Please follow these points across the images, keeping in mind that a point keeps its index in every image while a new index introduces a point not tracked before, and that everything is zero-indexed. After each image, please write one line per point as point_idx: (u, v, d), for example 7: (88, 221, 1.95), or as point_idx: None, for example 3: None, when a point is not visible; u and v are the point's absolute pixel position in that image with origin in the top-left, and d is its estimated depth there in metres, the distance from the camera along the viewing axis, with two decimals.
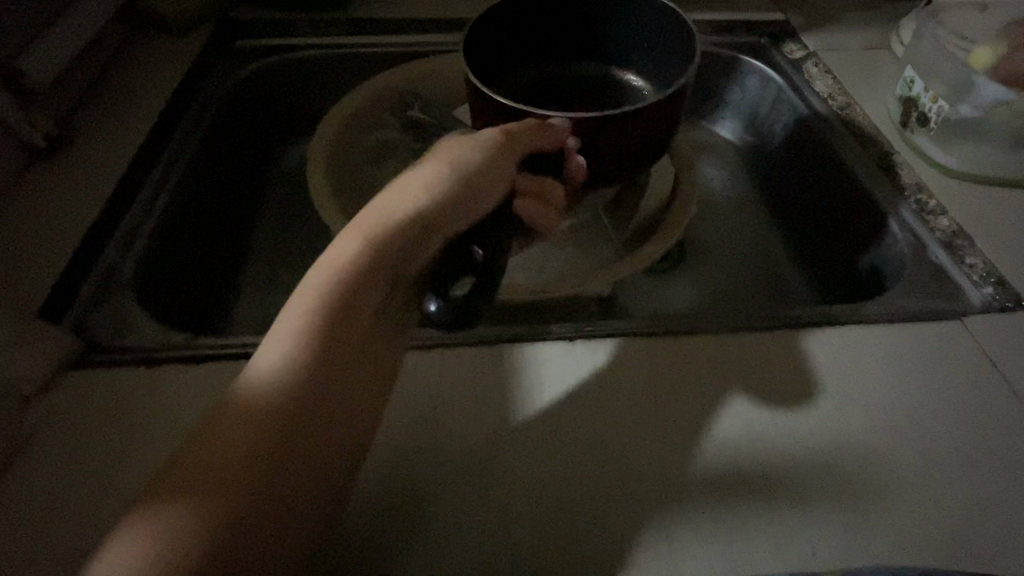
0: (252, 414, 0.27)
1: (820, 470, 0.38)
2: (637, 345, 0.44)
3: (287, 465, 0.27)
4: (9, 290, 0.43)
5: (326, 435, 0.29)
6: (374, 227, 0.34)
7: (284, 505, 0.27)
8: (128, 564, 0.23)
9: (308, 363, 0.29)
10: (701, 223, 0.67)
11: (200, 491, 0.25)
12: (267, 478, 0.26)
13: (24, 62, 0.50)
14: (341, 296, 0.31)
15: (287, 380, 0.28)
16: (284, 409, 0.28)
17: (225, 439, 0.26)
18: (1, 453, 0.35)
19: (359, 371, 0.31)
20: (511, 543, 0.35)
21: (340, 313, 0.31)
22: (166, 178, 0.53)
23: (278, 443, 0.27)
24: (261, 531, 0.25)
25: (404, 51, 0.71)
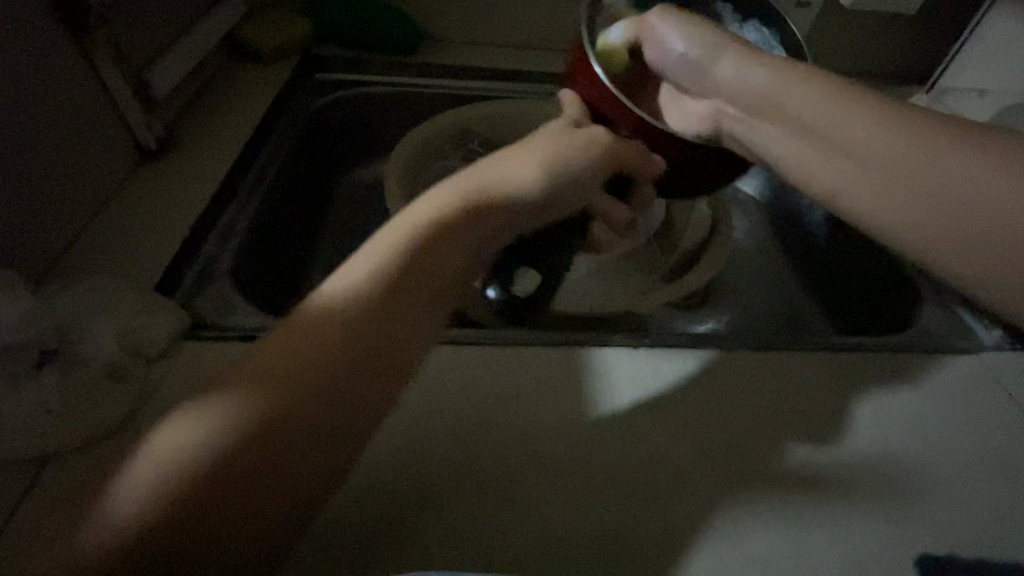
0: (307, 335, 0.31)
1: (846, 475, 0.41)
2: (692, 356, 0.47)
3: (317, 393, 0.30)
4: (128, 270, 0.46)
5: (358, 379, 0.31)
6: (455, 192, 0.38)
7: (307, 429, 0.29)
8: (194, 432, 0.28)
9: (361, 300, 0.33)
10: (734, 262, 0.71)
11: (259, 388, 0.30)
12: (297, 401, 0.30)
13: (150, 73, 0.55)
14: (408, 248, 0.35)
15: (349, 311, 0.32)
16: (328, 339, 0.31)
17: (284, 349, 0.31)
18: (126, 409, 0.38)
19: (405, 322, 0.33)
20: (588, 519, 0.38)
21: (399, 266, 0.34)
22: (258, 184, 0.57)
23: (318, 373, 0.30)
24: (280, 446, 0.29)
25: (467, 95, 0.76)
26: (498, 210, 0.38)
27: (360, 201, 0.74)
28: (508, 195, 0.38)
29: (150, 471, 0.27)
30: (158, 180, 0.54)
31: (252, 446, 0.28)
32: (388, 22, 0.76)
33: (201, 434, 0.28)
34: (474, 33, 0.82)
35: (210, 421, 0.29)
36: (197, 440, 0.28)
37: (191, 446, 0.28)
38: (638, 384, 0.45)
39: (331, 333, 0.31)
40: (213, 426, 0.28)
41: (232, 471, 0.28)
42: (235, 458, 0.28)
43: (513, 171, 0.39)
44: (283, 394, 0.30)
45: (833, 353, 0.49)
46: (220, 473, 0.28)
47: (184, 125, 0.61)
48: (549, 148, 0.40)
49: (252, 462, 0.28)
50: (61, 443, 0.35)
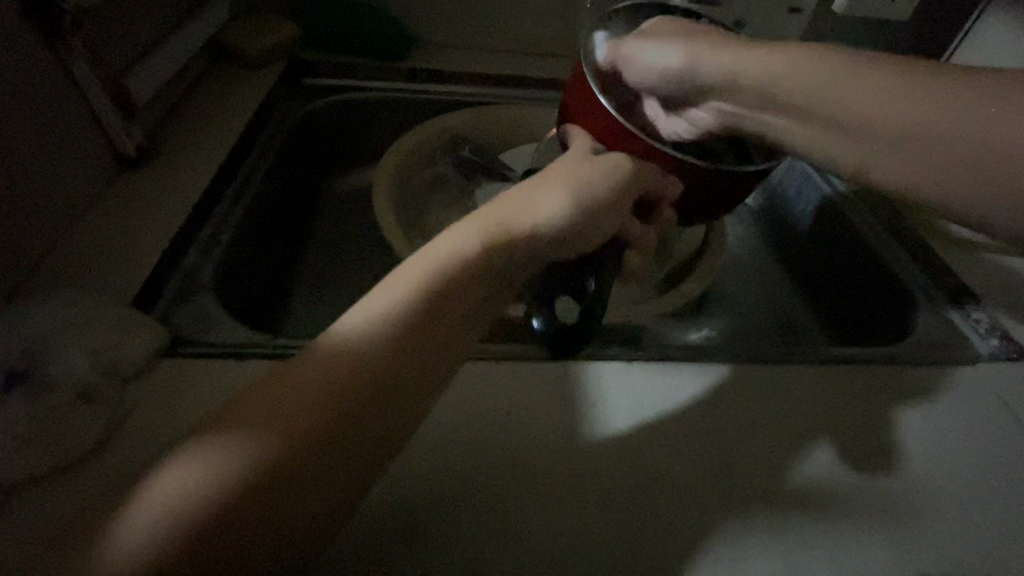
0: (324, 375, 0.29)
1: (843, 491, 0.40)
2: (687, 369, 0.46)
3: (333, 443, 0.28)
4: (105, 283, 0.45)
5: (374, 429, 0.29)
6: (483, 231, 0.36)
7: (317, 484, 0.27)
8: (194, 482, 0.26)
9: (378, 338, 0.30)
10: (728, 270, 0.71)
11: (264, 435, 0.27)
12: (315, 452, 0.27)
13: (130, 78, 0.53)
14: (439, 283, 0.33)
15: (366, 352, 0.30)
16: (350, 379, 0.29)
17: (299, 388, 0.29)
18: (100, 431, 0.36)
19: (428, 364, 0.31)
20: (582, 540, 0.37)
21: (425, 302, 0.32)
22: (243, 192, 0.56)
23: (337, 420, 0.28)
24: (291, 501, 0.26)
25: (457, 100, 0.75)
26: (524, 238, 0.37)
27: (348, 209, 0.73)
28: (536, 231, 0.37)
29: (116, 538, 0.25)
30: (138, 189, 0.53)
31: (260, 501, 0.26)
32: (377, 27, 0.74)
33: (204, 486, 0.25)
34: (465, 38, 0.81)
35: (210, 471, 0.26)
36: (197, 491, 0.25)
37: (191, 499, 0.25)
38: (631, 400, 0.44)
39: (351, 374, 0.29)
40: (219, 475, 0.26)
41: (239, 525, 0.25)
42: (243, 512, 0.25)
43: (537, 205, 0.38)
44: (301, 444, 0.27)
45: (830, 365, 0.48)
46: (224, 529, 0.25)
47: (165, 131, 0.60)
48: (576, 184, 0.39)
49: (261, 517, 0.26)
50: (26, 469, 0.34)
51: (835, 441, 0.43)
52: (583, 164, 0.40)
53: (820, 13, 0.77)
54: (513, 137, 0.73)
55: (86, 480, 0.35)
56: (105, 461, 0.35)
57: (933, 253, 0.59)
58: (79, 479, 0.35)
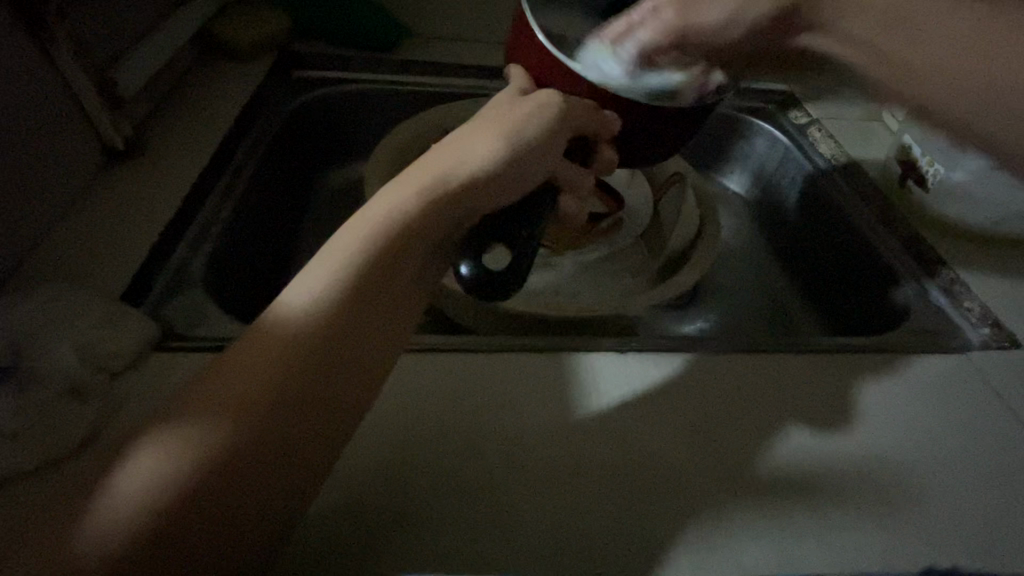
0: (268, 347, 0.30)
1: (834, 477, 0.41)
2: (681, 360, 0.46)
3: (286, 405, 0.29)
4: (93, 278, 0.44)
5: (324, 386, 0.30)
6: (419, 184, 0.36)
7: (276, 444, 0.28)
8: (159, 453, 0.27)
9: (323, 299, 0.32)
10: (722, 261, 0.71)
11: (219, 400, 0.28)
12: (270, 415, 0.28)
13: (116, 69, 0.53)
14: (378, 252, 0.33)
15: (312, 310, 0.31)
16: (296, 346, 0.30)
17: (244, 362, 0.30)
18: (90, 425, 0.36)
19: (374, 327, 0.33)
20: (577, 529, 0.36)
21: (368, 272, 0.33)
22: (233, 186, 0.55)
23: (286, 384, 0.29)
24: (251, 462, 0.28)
25: (451, 92, 0.75)
26: (462, 194, 0.36)
27: (341, 203, 0.72)
28: (476, 172, 0.36)
29: (91, 516, 0.25)
30: (126, 183, 0.52)
31: (223, 467, 0.27)
32: (369, 18, 0.74)
33: (162, 463, 0.26)
34: (457, 30, 0.80)
35: (174, 441, 0.27)
36: (164, 461, 0.27)
37: (153, 477, 0.26)
38: (625, 388, 0.44)
39: (297, 342, 0.30)
40: (178, 450, 0.27)
41: (205, 493, 0.26)
42: (206, 479, 0.26)
43: (473, 149, 0.37)
44: (250, 401, 0.28)
45: (822, 354, 0.48)
46: (192, 497, 0.26)
47: (154, 124, 0.59)
48: (512, 126, 0.38)
49: (225, 481, 0.27)
50: (16, 465, 0.33)
51: (825, 428, 0.43)
52: (516, 106, 0.39)
53: None
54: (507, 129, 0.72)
55: (77, 476, 0.34)
56: (96, 456, 0.35)
57: (926, 244, 0.59)
58: (70, 474, 0.34)
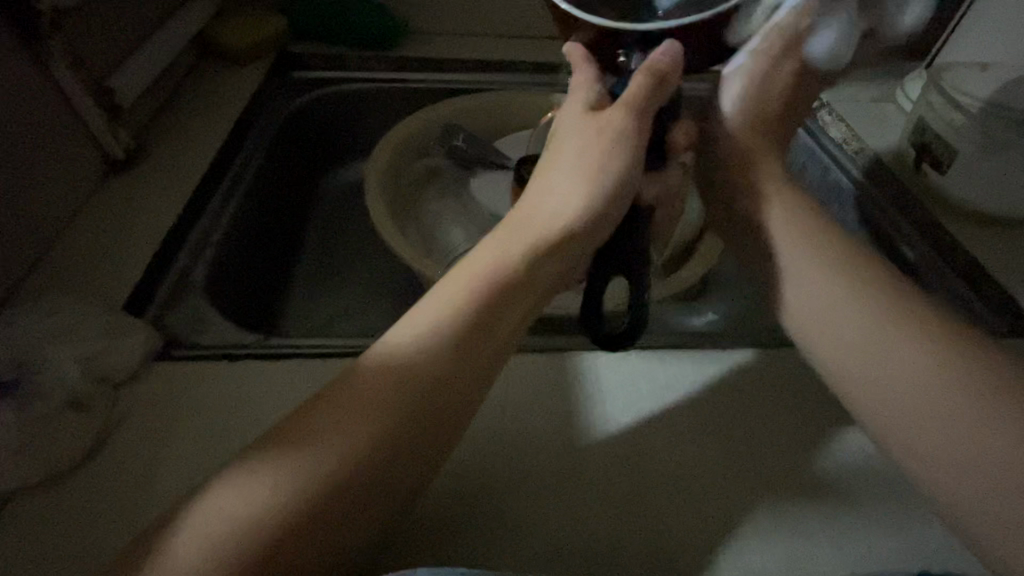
0: (359, 406, 0.30)
1: (849, 477, 0.39)
2: (688, 358, 0.45)
3: (371, 471, 0.29)
4: (96, 289, 0.45)
5: (417, 449, 0.31)
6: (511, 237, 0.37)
7: (359, 508, 0.29)
8: (281, 486, 0.28)
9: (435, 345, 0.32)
10: (730, 253, 0.69)
11: (340, 440, 0.29)
12: (358, 478, 0.29)
13: (114, 78, 0.53)
14: (479, 313, 0.34)
15: (422, 348, 0.32)
16: (382, 409, 0.30)
17: (333, 418, 0.30)
18: (95, 435, 0.36)
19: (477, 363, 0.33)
20: (579, 535, 0.36)
21: (455, 340, 0.33)
22: (233, 193, 0.55)
23: (372, 452, 0.29)
24: (336, 520, 0.28)
25: (450, 88, 0.73)
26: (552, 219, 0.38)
27: (343, 205, 0.72)
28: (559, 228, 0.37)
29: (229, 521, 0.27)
30: (126, 192, 0.52)
31: (350, 485, 0.29)
32: (366, 14, 0.73)
33: (291, 483, 0.28)
34: (455, 24, 0.79)
35: (290, 475, 0.28)
36: (291, 489, 0.28)
37: (252, 514, 0.27)
38: (636, 398, 0.43)
39: (382, 410, 0.30)
40: (276, 483, 0.28)
41: (296, 542, 0.27)
42: (299, 524, 0.27)
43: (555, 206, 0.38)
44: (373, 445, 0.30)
45: None
46: (291, 537, 0.27)
47: (155, 131, 0.59)
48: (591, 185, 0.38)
49: (353, 499, 0.29)
50: (22, 475, 0.34)
51: (821, 422, 0.42)
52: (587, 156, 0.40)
53: None
54: (506, 126, 0.71)
55: (80, 489, 0.35)
56: (101, 466, 0.35)
57: (943, 232, 0.57)
58: (75, 487, 0.35)
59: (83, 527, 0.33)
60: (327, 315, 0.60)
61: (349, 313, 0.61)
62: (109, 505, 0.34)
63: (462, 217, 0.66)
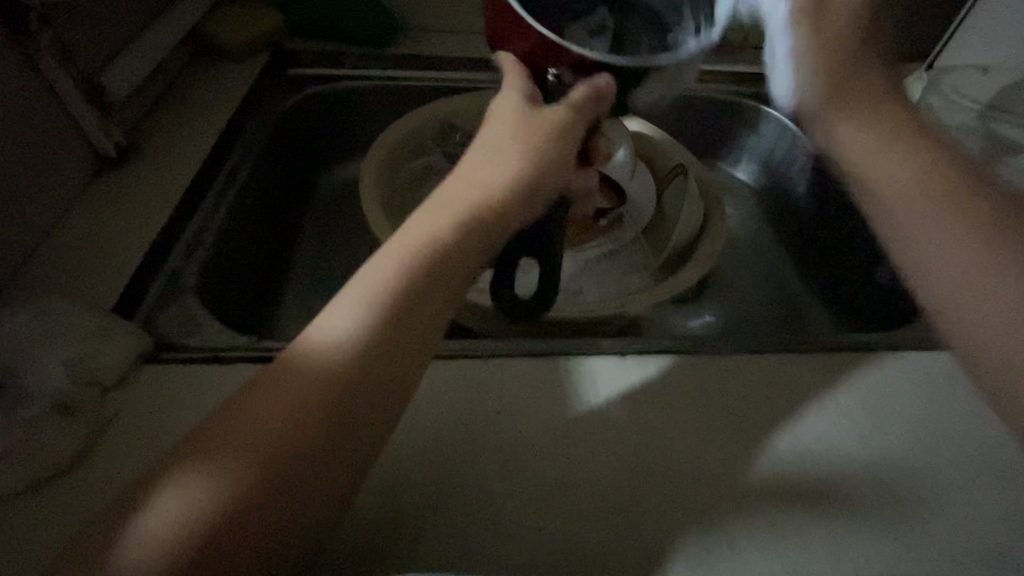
0: (286, 398, 0.29)
1: (840, 481, 0.39)
2: (686, 361, 0.45)
3: (300, 469, 0.28)
4: (87, 289, 0.44)
5: (353, 447, 0.30)
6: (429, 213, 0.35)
7: (288, 505, 0.27)
8: (205, 487, 0.27)
9: (370, 331, 0.31)
10: (729, 254, 0.69)
11: (261, 440, 0.28)
12: (281, 478, 0.27)
13: (105, 75, 0.52)
14: (393, 296, 0.32)
15: (354, 340, 0.31)
16: (306, 406, 0.29)
17: (256, 419, 0.29)
18: (83, 439, 0.36)
19: (397, 350, 0.31)
20: (573, 542, 0.35)
21: (376, 333, 0.31)
22: (226, 191, 0.54)
23: (296, 450, 0.28)
24: (261, 522, 0.27)
25: (449, 86, 0.72)
26: (474, 193, 0.36)
27: (339, 203, 0.72)
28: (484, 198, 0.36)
29: (150, 524, 0.26)
30: (117, 190, 0.52)
31: (277, 484, 0.27)
32: (363, 11, 0.72)
33: (215, 486, 0.27)
34: (453, 22, 0.78)
35: (214, 479, 0.27)
36: (212, 492, 0.27)
37: (175, 521, 0.26)
38: (631, 404, 0.42)
39: (306, 407, 0.29)
40: (196, 490, 0.27)
41: (218, 548, 0.26)
42: (222, 529, 0.26)
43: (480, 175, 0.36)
44: (295, 444, 0.28)
45: (833, 352, 0.46)
46: (210, 547, 0.26)
47: (147, 128, 0.58)
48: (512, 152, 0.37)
49: (280, 501, 0.27)
50: (11, 480, 0.33)
51: (816, 428, 0.42)
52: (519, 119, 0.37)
53: None
54: None
55: (66, 493, 0.34)
56: (89, 470, 0.35)
57: None
58: (61, 491, 0.34)
59: (67, 532, 0.32)
60: (321, 315, 0.60)
61: None
62: (94, 510, 0.33)
63: None
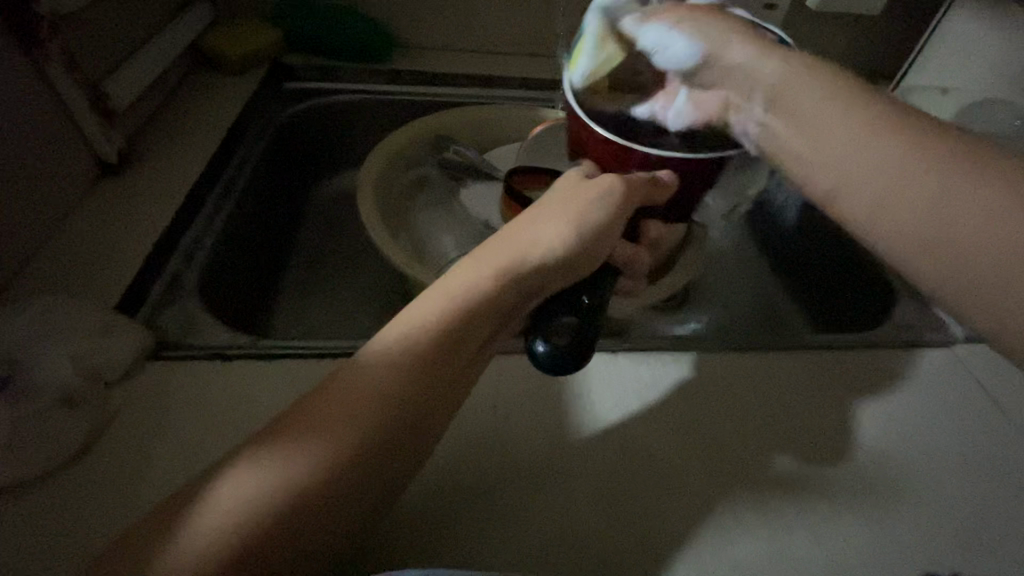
0: (346, 410, 0.30)
1: (835, 480, 0.41)
2: (672, 359, 0.47)
3: (358, 491, 0.29)
4: (89, 289, 0.45)
5: (401, 458, 0.31)
6: (502, 255, 0.35)
7: (341, 512, 0.29)
8: (263, 495, 0.27)
9: (430, 354, 0.32)
10: (713, 263, 0.72)
11: (323, 454, 0.29)
12: (332, 493, 0.28)
13: (109, 84, 0.53)
14: (452, 332, 0.33)
15: (412, 360, 0.32)
16: (366, 427, 0.30)
17: (322, 433, 0.29)
18: (86, 434, 0.36)
19: (452, 374, 0.33)
20: (570, 532, 0.37)
21: (438, 359, 0.32)
22: (226, 198, 0.55)
23: (358, 466, 0.29)
24: (312, 531, 0.28)
25: (438, 101, 0.75)
26: (536, 237, 0.36)
27: (334, 212, 0.73)
28: (546, 242, 0.35)
29: (204, 533, 0.26)
30: (119, 195, 0.53)
31: (332, 499, 0.28)
32: (358, 27, 0.74)
33: (272, 494, 0.27)
34: (445, 39, 0.81)
35: (269, 488, 0.28)
36: (269, 503, 0.27)
37: (233, 522, 0.26)
38: (627, 405, 0.43)
39: (372, 423, 0.30)
40: (239, 504, 0.27)
41: (274, 552, 0.27)
42: (270, 532, 0.27)
43: (541, 225, 0.36)
44: (346, 459, 0.29)
45: (811, 353, 0.49)
46: (267, 555, 0.27)
47: (148, 136, 0.59)
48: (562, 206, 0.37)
49: (335, 511, 0.28)
50: (16, 474, 0.34)
51: (798, 423, 0.44)
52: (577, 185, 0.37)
53: (797, 4, 0.77)
54: (496, 137, 0.73)
55: (72, 487, 0.35)
56: (94, 464, 0.36)
57: None
58: (69, 487, 0.35)
59: (78, 528, 0.33)
60: (318, 320, 0.61)
61: (341, 319, 0.61)
62: (100, 503, 0.34)
63: (452, 225, 0.68)
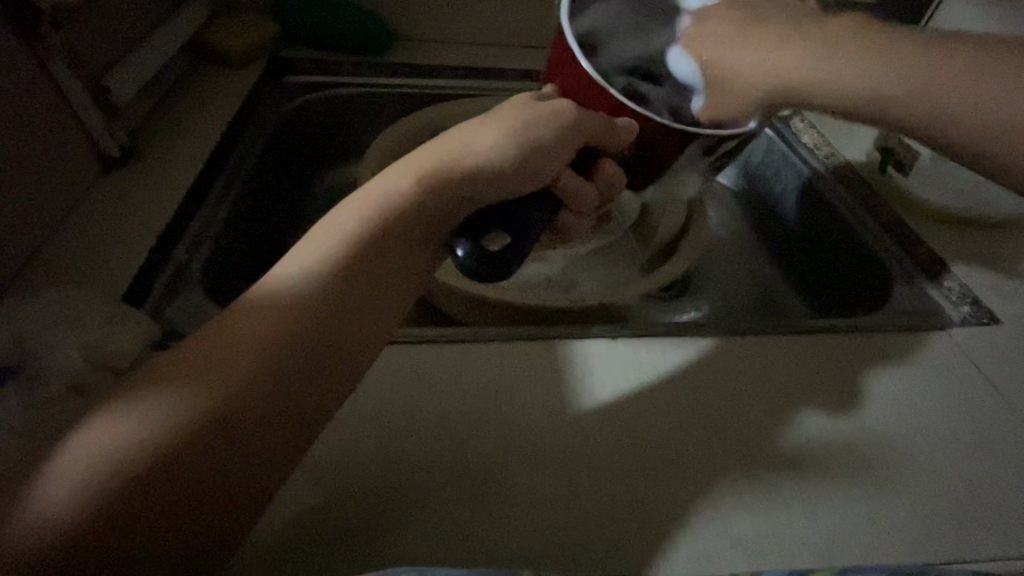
0: (242, 338, 0.31)
1: (819, 451, 0.42)
2: (671, 343, 0.48)
3: (252, 416, 0.30)
4: (94, 279, 0.45)
5: (301, 382, 0.32)
6: (414, 179, 0.37)
7: (233, 437, 0.29)
8: (148, 421, 0.28)
9: (331, 281, 0.34)
10: (711, 252, 0.72)
11: (213, 379, 0.30)
12: (225, 421, 0.29)
13: (110, 77, 0.53)
14: (353, 260, 0.34)
15: (309, 289, 0.33)
16: (264, 354, 0.31)
17: (212, 360, 0.30)
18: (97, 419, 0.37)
19: (360, 303, 0.34)
20: (571, 512, 0.38)
21: (341, 281, 0.34)
22: (228, 191, 0.56)
23: (247, 391, 0.30)
24: (199, 457, 0.28)
25: (437, 93, 0.76)
26: (467, 167, 0.37)
27: (335, 205, 0.74)
28: (479, 174, 0.37)
29: (83, 454, 0.27)
30: (121, 187, 0.53)
31: (222, 426, 0.29)
32: (357, 21, 0.74)
33: (152, 417, 0.28)
34: (443, 31, 0.81)
35: (151, 414, 0.28)
36: (152, 429, 0.28)
37: (117, 448, 0.27)
38: (622, 383, 0.44)
39: (265, 347, 0.31)
40: (126, 434, 0.27)
41: (159, 477, 0.27)
42: (163, 459, 0.27)
43: (471, 150, 0.37)
44: (242, 383, 0.30)
45: (808, 336, 0.49)
46: (147, 479, 0.27)
47: (150, 130, 0.60)
48: (506, 136, 0.37)
49: (227, 437, 0.29)
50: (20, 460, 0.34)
51: (792, 404, 0.45)
52: (520, 112, 0.38)
53: None
54: (495, 128, 0.73)
55: None
56: None
57: (907, 229, 0.60)
58: None
59: None
60: None
61: None
62: None
63: None
